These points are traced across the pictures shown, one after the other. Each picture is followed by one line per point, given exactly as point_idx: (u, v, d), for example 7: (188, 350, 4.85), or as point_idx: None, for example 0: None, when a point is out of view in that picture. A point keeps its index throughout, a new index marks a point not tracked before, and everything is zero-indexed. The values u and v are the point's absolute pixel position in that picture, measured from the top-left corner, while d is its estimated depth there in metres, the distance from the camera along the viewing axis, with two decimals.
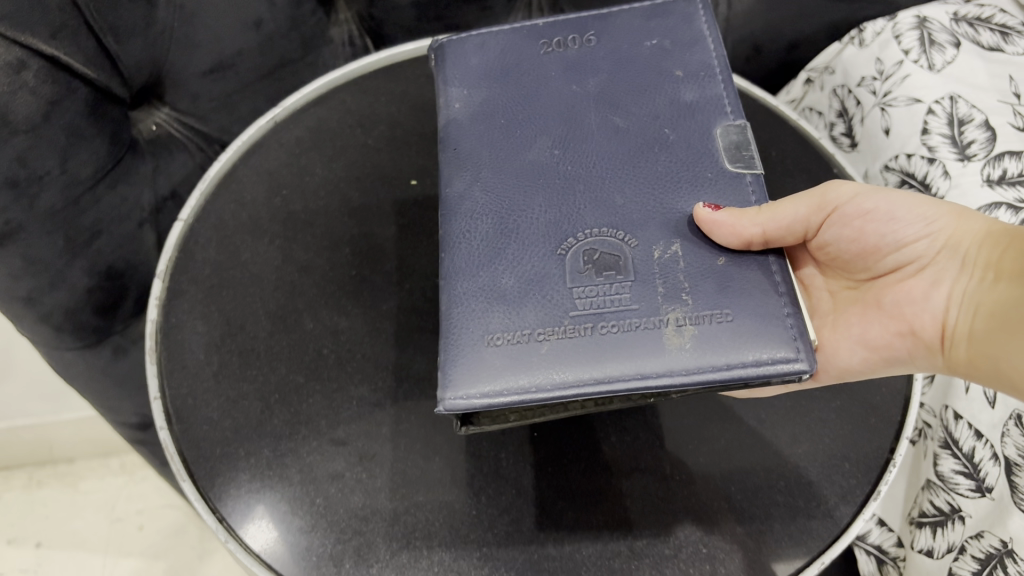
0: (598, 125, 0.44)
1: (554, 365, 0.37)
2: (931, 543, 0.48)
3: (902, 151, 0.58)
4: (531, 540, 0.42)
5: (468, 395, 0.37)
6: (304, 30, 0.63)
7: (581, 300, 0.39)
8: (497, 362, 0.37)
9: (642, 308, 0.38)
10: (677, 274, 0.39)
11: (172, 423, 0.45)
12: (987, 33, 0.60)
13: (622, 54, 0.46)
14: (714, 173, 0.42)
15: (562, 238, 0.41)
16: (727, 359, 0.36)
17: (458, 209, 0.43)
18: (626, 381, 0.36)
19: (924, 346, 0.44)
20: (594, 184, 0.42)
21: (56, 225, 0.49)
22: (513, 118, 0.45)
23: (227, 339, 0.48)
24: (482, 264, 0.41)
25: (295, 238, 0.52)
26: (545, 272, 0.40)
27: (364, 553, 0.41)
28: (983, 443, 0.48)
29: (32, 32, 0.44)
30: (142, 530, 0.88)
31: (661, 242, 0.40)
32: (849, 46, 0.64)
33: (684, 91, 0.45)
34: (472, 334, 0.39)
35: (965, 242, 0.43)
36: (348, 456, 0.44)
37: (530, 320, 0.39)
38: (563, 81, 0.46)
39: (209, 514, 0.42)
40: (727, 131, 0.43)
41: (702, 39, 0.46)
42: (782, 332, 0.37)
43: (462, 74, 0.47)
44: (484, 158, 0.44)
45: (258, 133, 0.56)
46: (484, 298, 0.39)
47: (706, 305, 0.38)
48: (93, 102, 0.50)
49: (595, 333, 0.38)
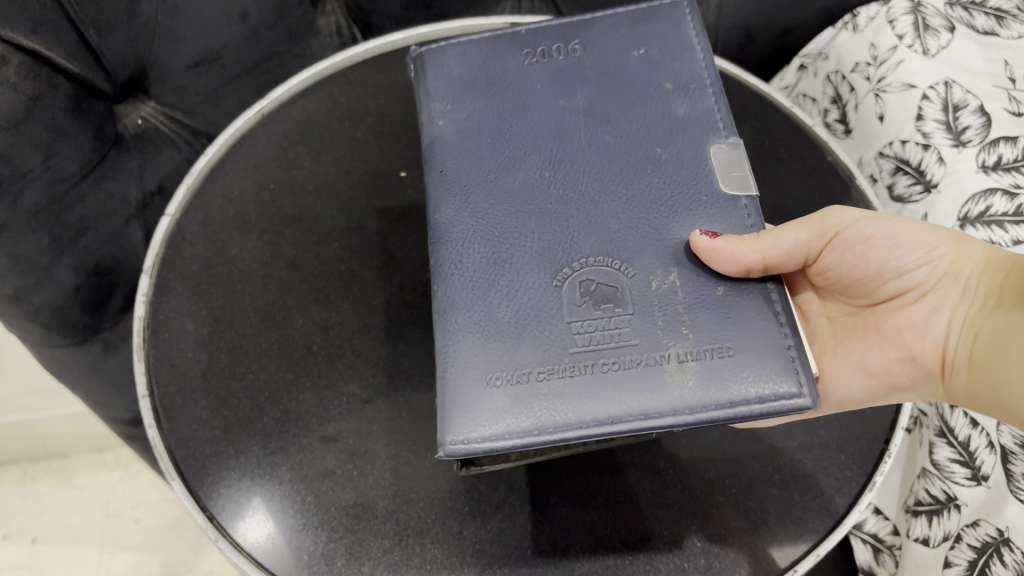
0: (588, 144, 0.44)
1: (555, 407, 0.36)
2: (927, 532, 0.48)
3: (896, 138, 0.58)
4: (525, 536, 0.41)
5: (468, 438, 0.36)
6: (291, 21, 0.62)
7: (580, 335, 0.38)
8: (496, 402, 0.37)
9: (642, 343, 0.38)
10: (676, 305, 0.39)
11: (161, 422, 0.44)
12: (982, 17, 0.59)
13: (611, 64, 0.46)
14: (709, 196, 0.42)
15: (558, 267, 0.40)
16: (730, 395, 0.36)
17: (449, 236, 0.42)
18: (629, 422, 0.36)
19: (924, 373, 0.43)
20: (587, 208, 0.42)
21: (41, 222, 0.48)
22: (503, 137, 0.44)
23: (216, 336, 0.47)
24: (477, 297, 0.40)
25: (283, 233, 0.51)
26: (542, 304, 0.39)
27: (356, 551, 0.41)
28: (978, 431, 0.48)
29: (13, 28, 0.43)
30: (137, 525, 0.88)
31: (658, 270, 0.40)
32: (843, 31, 0.63)
33: (675, 105, 0.44)
34: (470, 373, 0.38)
35: (967, 269, 0.42)
36: (339, 453, 0.43)
37: (529, 356, 0.38)
38: (550, 94, 0.45)
39: (199, 513, 0.41)
40: (719, 150, 0.43)
41: (691, 48, 0.46)
42: (784, 365, 0.37)
43: (444, 83, 0.46)
44: (474, 180, 0.43)
45: (245, 127, 0.55)
46: (480, 333, 0.39)
47: (707, 339, 0.37)
48: (76, 97, 0.49)
49: (597, 371, 0.37)
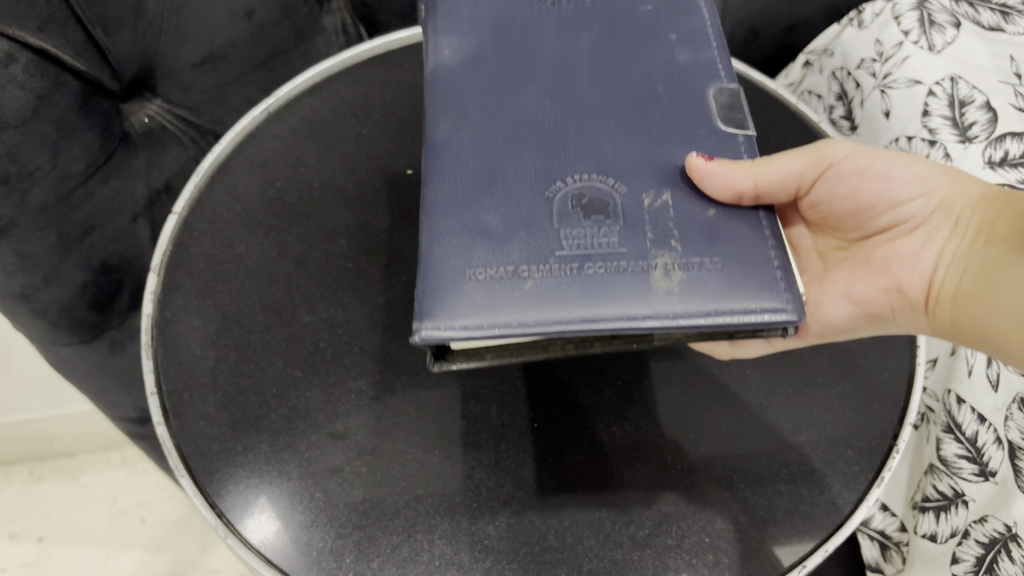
0: (589, 80, 0.44)
1: (539, 302, 0.36)
2: (935, 528, 0.48)
3: (903, 134, 0.58)
4: (534, 532, 0.41)
5: (447, 325, 0.36)
6: (296, 20, 0.62)
7: (567, 241, 0.38)
8: (480, 295, 0.37)
9: (630, 251, 0.38)
10: (665, 222, 0.39)
11: (169, 419, 0.45)
12: (987, 13, 0.59)
13: (618, 13, 0.47)
14: (706, 131, 0.42)
15: (550, 181, 0.40)
16: (714, 305, 0.36)
17: (444, 146, 0.42)
18: (613, 321, 0.36)
19: (909, 304, 0.44)
20: (584, 134, 0.42)
21: (49, 219, 0.48)
22: (507, 68, 0.44)
23: (223, 334, 0.47)
24: (468, 202, 0.40)
25: (290, 230, 0.51)
26: (533, 213, 0.39)
27: (365, 547, 0.41)
28: (986, 427, 0.48)
29: (20, 25, 0.43)
30: (144, 523, 0.88)
31: (650, 190, 0.40)
32: (848, 28, 0.63)
33: (679, 54, 0.45)
34: (455, 268, 0.38)
35: (960, 204, 0.43)
36: (347, 450, 0.44)
37: (516, 257, 0.38)
38: (557, 35, 0.46)
39: (208, 510, 0.42)
40: (719, 93, 0.43)
41: (697, 8, 0.47)
42: (771, 284, 0.37)
43: (454, 22, 0.46)
44: (474, 99, 0.43)
45: (251, 125, 0.55)
46: (468, 234, 0.39)
47: (695, 252, 0.38)
48: (83, 96, 0.49)
49: (583, 272, 0.37)
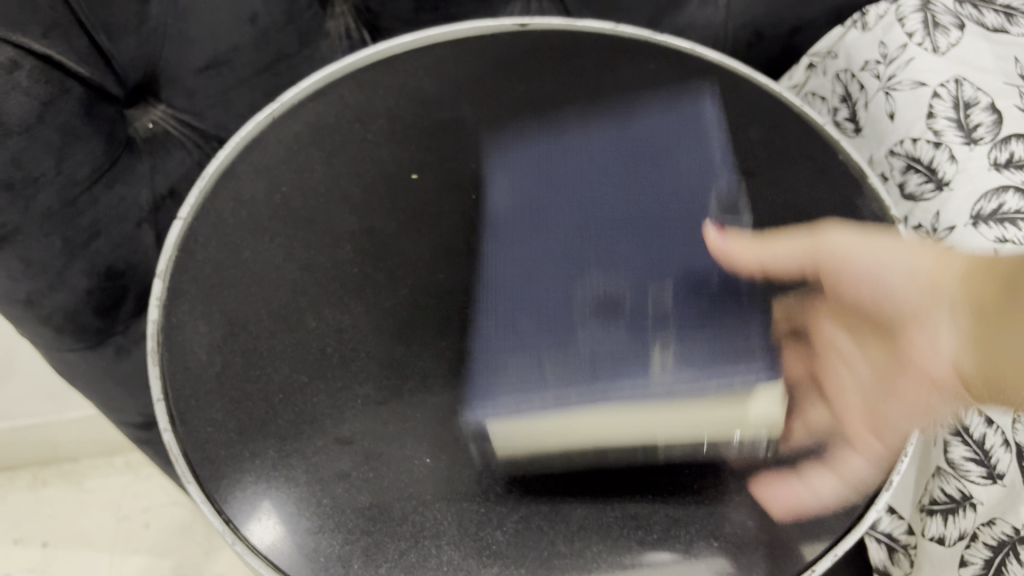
0: (614, 219, 0.51)
1: (557, 394, 0.43)
2: (943, 531, 0.49)
3: (907, 136, 0.58)
4: (542, 537, 0.41)
5: (487, 410, 0.44)
6: (301, 24, 0.62)
7: (586, 347, 0.45)
8: (512, 386, 0.44)
9: (636, 358, 0.45)
10: (666, 335, 0.46)
11: (176, 426, 0.45)
12: (991, 14, 0.59)
13: (642, 150, 0.53)
14: (706, 247, 0.50)
15: (576, 304, 0.47)
16: (699, 377, 0.44)
17: (492, 276, 0.49)
18: (609, 406, 0.43)
19: (943, 392, 0.44)
20: (605, 263, 0.49)
21: (54, 225, 0.48)
22: (547, 207, 0.51)
23: (229, 339, 0.47)
24: (507, 322, 0.47)
25: (295, 235, 0.51)
26: (560, 328, 0.46)
27: (373, 553, 0.41)
28: (994, 429, 0.47)
29: (25, 32, 0.44)
30: (148, 527, 0.88)
31: (654, 291, 0.48)
32: (852, 30, 0.63)
33: (691, 183, 0.52)
34: (495, 368, 0.45)
35: (949, 282, 0.45)
36: (354, 455, 0.43)
37: (540, 359, 0.45)
38: (591, 175, 0.53)
39: (216, 516, 0.42)
40: (722, 219, 0.51)
41: (709, 136, 0.54)
42: (749, 366, 0.44)
43: (509, 161, 0.54)
44: (520, 232, 0.50)
45: (256, 130, 0.55)
46: (505, 342, 0.46)
47: (693, 365, 0.44)
48: (88, 101, 0.49)
49: (593, 375, 0.44)
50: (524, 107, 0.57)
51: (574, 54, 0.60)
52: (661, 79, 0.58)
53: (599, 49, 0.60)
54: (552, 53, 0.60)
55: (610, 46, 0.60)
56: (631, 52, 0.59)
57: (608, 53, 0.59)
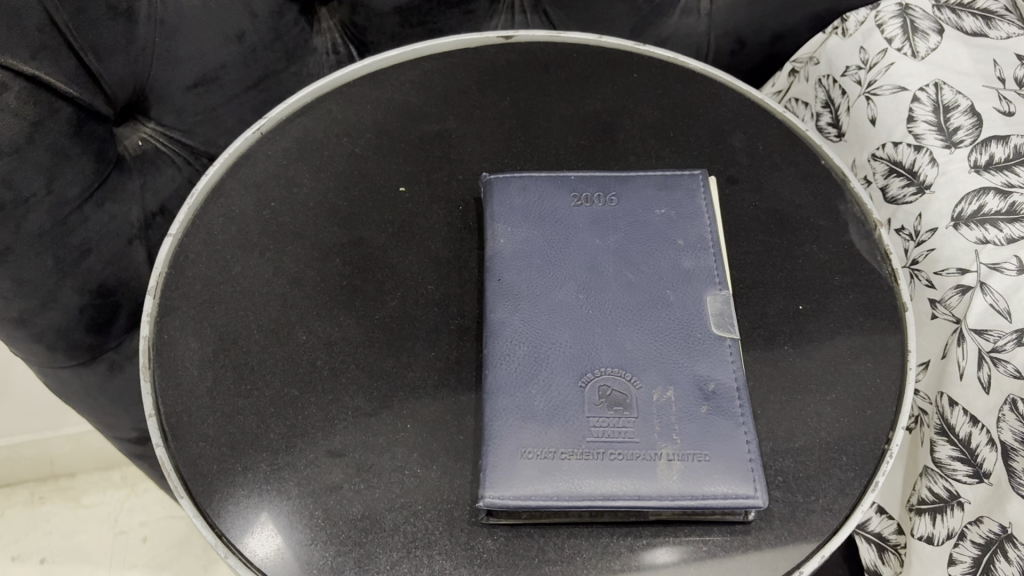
0: (614, 281, 0.45)
1: (578, 479, 0.39)
2: (931, 530, 0.50)
3: (889, 140, 0.58)
4: (532, 545, 0.42)
5: (504, 495, 0.39)
6: (288, 41, 0.62)
7: (597, 431, 0.41)
8: (529, 472, 0.40)
9: (643, 441, 0.40)
10: (670, 416, 0.41)
11: (168, 441, 0.45)
12: (970, 18, 0.60)
13: (641, 227, 0.47)
14: (701, 334, 0.44)
15: (583, 369, 0.43)
16: (701, 489, 0.39)
17: (500, 334, 0.44)
18: (630, 499, 0.39)
19: None
20: (609, 327, 0.44)
21: (45, 245, 0.49)
22: (551, 261, 0.46)
23: (220, 354, 0.48)
24: (519, 385, 0.42)
25: (285, 250, 0.52)
26: (567, 402, 0.42)
27: (365, 564, 0.41)
28: (979, 429, 0.48)
29: (13, 55, 0.44)
30: (145, 541, 0.88)
31: (658, 386, 0.42)
32: (833, 37, 0.65)
33: (684, 260, 0.46)
34: (507, 445, 0.40)
35: None
36: (345, 467, 0.44)
37: (558, 439, 0.41)
38: (589, 236, 0.47)
39: (209, 531, 0.42)
40: (714, 301, 0.45)
41: (702, 215, 0.47)
42: (742, 470, 0.40)
43: (510, 210, 0.48)
44: (527, 288, 0.45)
45: (245, 146, 0.56)
46: (518, 415, 0.41)
47: (693, 443, 0.40)
48: (77, 121, 0.50)
49: (609, 458, 0.40)
50: (509, 118, 0.58)
51: (559, 66, 0.60)
52: (643, 92, 0.59)
53: (584, 61, 0.61)
54: (538, 66, 0.60)
55: (593, 58, 0.61)
56: (615, 63, 0.60)
57: (592, 64, 0.60)
